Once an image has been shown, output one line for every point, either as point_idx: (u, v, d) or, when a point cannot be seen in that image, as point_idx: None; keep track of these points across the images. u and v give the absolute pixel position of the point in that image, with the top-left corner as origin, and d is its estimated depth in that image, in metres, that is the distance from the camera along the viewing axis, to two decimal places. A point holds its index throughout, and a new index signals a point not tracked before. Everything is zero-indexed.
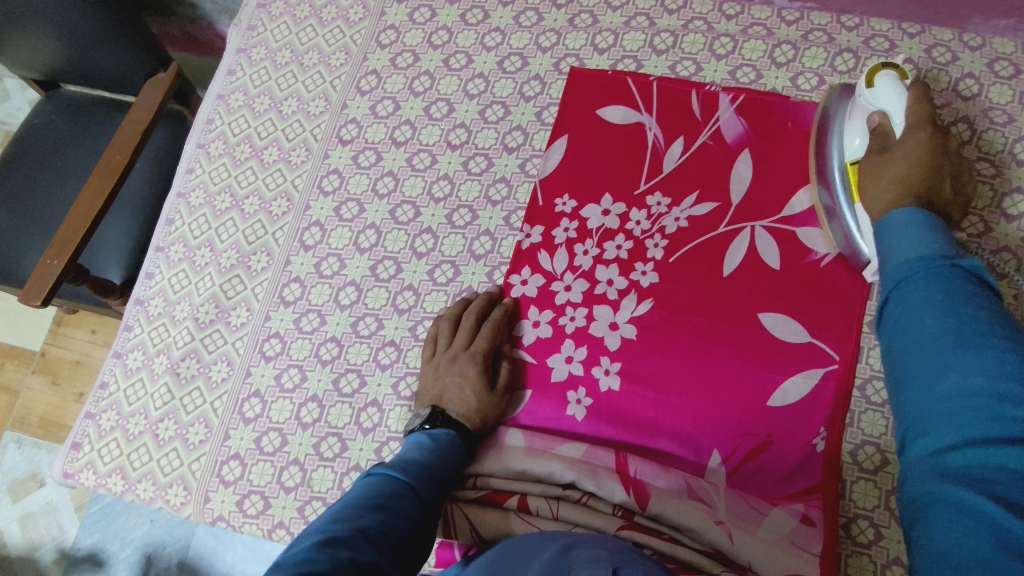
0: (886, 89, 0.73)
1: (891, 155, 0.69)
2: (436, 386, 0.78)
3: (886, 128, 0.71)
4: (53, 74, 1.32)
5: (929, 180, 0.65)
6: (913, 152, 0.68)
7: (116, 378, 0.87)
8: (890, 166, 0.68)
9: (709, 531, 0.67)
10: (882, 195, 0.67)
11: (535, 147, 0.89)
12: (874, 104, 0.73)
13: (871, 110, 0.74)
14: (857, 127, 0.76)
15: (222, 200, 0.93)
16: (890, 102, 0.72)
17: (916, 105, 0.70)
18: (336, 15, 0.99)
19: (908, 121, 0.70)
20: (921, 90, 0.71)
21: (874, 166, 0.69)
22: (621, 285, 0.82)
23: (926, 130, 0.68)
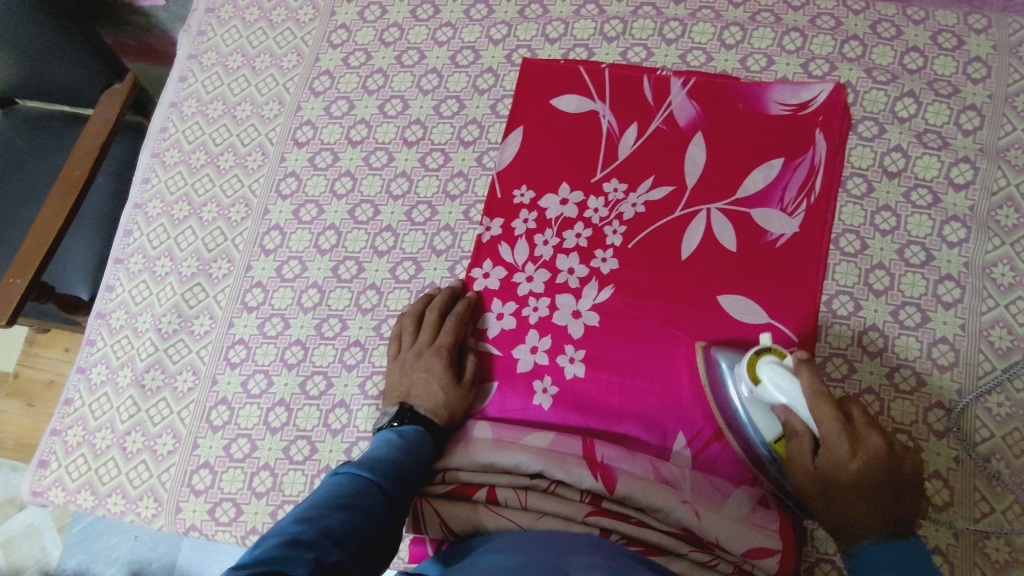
0: (776, 385, 0.66)
1: (826, 466, 0.64)
2: (403, 382, 0.78)
3: (802, 437, 0.66)
4: (7, 91, 1.30)
5: (876, 497, 0.62)
6: (842, 450, 0.63)
7: (81, 394, 0.86)
8: (835, 505, 0.64)
9: (676, 510, 0.68)
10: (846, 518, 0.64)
11: (491, 140, 0.89)
12: (775, 399, 0.66)
13: (770, 405, 0.68)
14: (760, 418, 0.69)
15: (180, 209, 0.92)
16: (791, 398, 0.65)
17: (814, 405, 0.63)
18: (285, 16, 0.99)
19: (823, 428, 0.64)
20: (808, 371, 0.64)
21: (812, 491, 0.66)
22: (582, 273, 0.82)
23: (842, 436, 0.63)
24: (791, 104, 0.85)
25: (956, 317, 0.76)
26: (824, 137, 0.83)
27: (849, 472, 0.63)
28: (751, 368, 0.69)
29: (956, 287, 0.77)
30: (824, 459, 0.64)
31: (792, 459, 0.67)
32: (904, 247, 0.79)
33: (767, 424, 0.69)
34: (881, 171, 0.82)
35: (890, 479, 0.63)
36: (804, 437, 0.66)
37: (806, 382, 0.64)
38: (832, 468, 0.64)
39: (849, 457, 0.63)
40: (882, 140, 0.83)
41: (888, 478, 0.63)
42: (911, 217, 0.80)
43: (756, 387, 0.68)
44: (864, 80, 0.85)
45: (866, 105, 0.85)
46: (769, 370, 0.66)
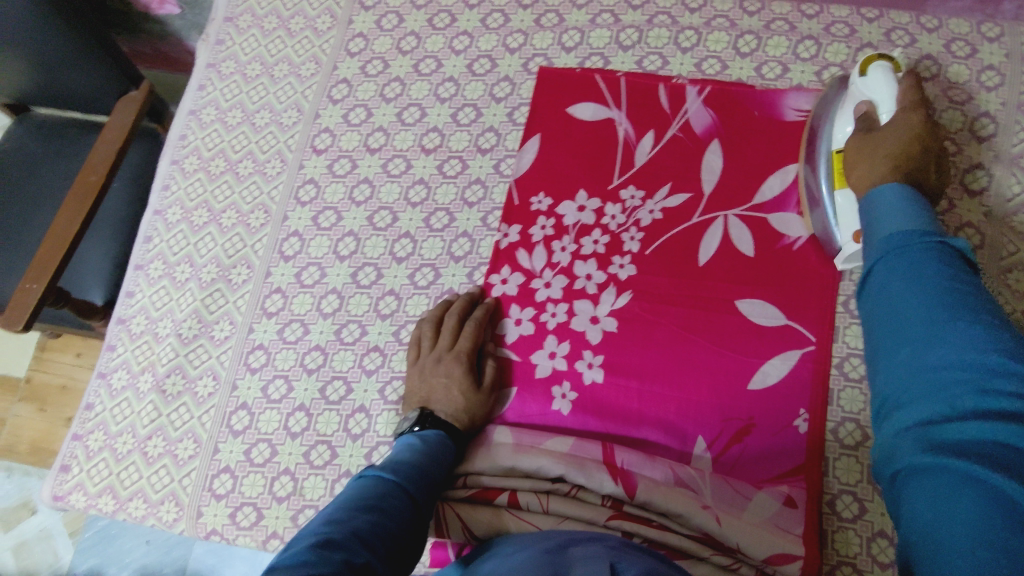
0: (874, 81, 0.76)
1: (875, 135, 0.72)
2: (423, 387, 0.78)
3: (873, 112, 0.74)
4: (24, 98, 1.32)
5: (914, 161, 0.68)
6: (911, 115, 0.72)
7: (102, 399, 0.87)
8: (888, 142, 0.70)
9: (697, 516, 0.68)
10: (885, 161, 0.69)
11: (508, 147, 0.90)
12: (868, 95, 0.76)
13: (860, 98, 0.76)
14: (844, 115, 0.78)
15: (200, 216, 0.93)
16: (882, 93, 0.75)
17: (906, 108, 0.73)
18: (303, 25, 1.00)
19: (900, 102, 0.73)
20: (910, 79, 0.75)
21: (860, 142, 0.73)
22: (599, 279, 0.83)
23: (918, 108, 0.73)
24: (806, 111, 0.86)
25: None
26: None
27: (914, 128, 0.70)
28: (865, 64, 0.78)
29: None
30: (878, 129, 0.73)
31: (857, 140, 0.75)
32: None
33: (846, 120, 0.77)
34: None
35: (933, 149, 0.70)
36: (875, 122, 0.74)
37: (906, 83, 0.74)
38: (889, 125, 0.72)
39: (902, 125, 0.71)
40: None
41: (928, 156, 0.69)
42: None
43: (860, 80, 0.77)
44: None
45: None
46: (878, 66, 0.76)
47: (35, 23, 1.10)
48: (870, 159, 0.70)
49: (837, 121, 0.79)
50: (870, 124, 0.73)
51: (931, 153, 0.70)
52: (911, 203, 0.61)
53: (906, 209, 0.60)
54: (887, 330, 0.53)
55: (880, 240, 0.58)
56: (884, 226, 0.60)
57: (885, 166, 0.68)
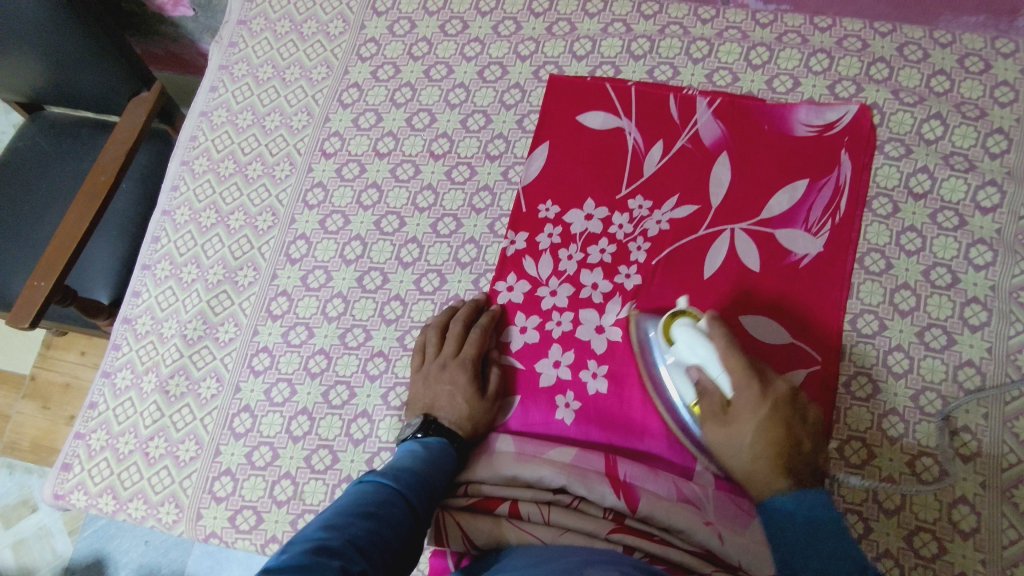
0: (689, 345, 0.72)
1: (738, 419, 0.69)
2: (427, 394, 0.78)
3: (714, 384, 0.71)
4: (37, 97, 1.33)
5: (781, 452, 0.67)
6: (750, 397, 0.68)
7: (105, 399, 0.87)
8: (747, 441, 0.68)
9: (700, 532, 0.67)
10: (754, 461, 0.68)
11: (518, 155, 0.90)
12: (691, 360, 0.72)
13: (686, 367, 0.73)
14: (681, 384, 0.74)
15: (208, 217, 0.93)
16: (703, 356, 0.71)
17: (727, 361, 0.69)
18: (316, 29, 1.00)
19: (733, 375, 0.69)
20: (722, 333, 0.70)
21: (723, 437, 0.70)
22: (605, 289, 0.82)
23: (749, 383, 0.69)
24: (817, 125, 0.86)
25: (982, 341, 0.76)
26: (850, 157, 0.84)
27: (758, 413, 0.68)
28: (669, 327, 0.75)
29: (982, 311, 0.77)
30: (735, 413, 0.69)
31: (704, 412, 0.71)
32: (931, 268, 0.79)
33: (687, 389, 0.73)
34: (907, 192, 0.82)
35: (790, 416, 0.69)
36: (720, 396, 0.71)
37: (721, 343, 0.70)
38: (744, 419, 0.69)
39: (758, 399, 0.68)
40: (908, 160, 0.83)
41: (789, 437, 0.68)
42: (937, 238, 0.80)
43: (673, 350, 0.74)
44: (891, 102, 0.86)
45: (892, 126, 0.85)
46: (682, 330, 0.72)
47: (48, 22, 1.10)
48: (738, 453, 0.69)
49: (670, 379, 0.75)
50: (715, 401, 0.71)
51: (794, 425, 0.69)
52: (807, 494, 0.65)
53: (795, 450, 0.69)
54: (781, 534, 0.64)
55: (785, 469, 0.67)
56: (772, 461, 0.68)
57: (766, 466, 0.68)
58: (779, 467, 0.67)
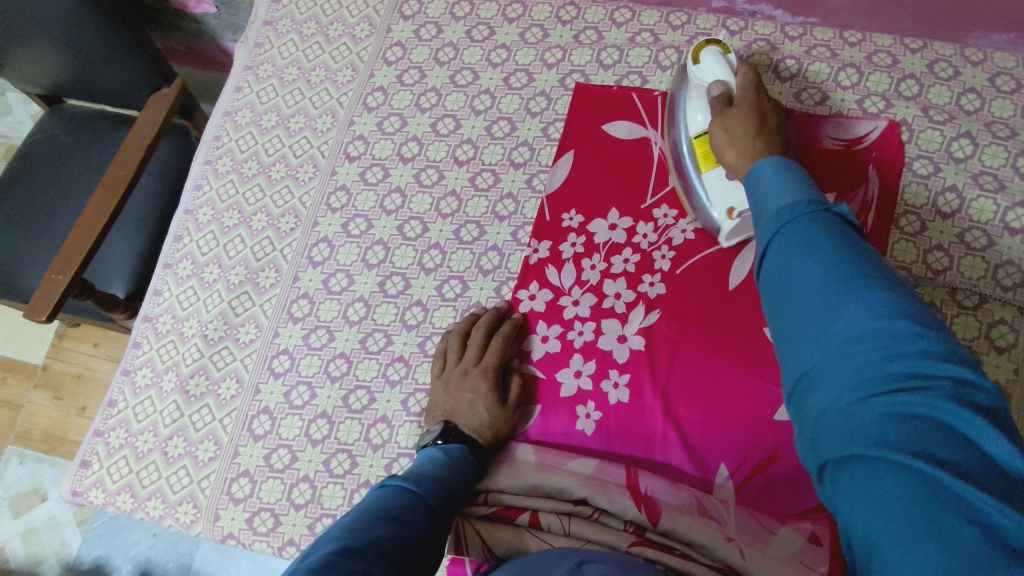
0: (711, 66, 0.78)
1: (727, 115, 0.73)
2: (448, 402, 0.78)
3: (725, 93, 0.76)
4: (58, 89, 1.33)
5: (766, 132, 0.70)
6: (754, 96, 0.74)
7: (125, 396, 0.87)
8: (739, 120, 0.71)
9: (721, 547, 0.66)
10: (736, 135, 0.70)
11: (542, 163, 0.90)
12: (705, 78, 0.78)
13: (703, 84, 0.78)
14: (695, 103, 0.79)
15: (230, 217, 0.93)
16: (727, 73, 0.77)
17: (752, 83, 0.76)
18: (342, 32, 1.00)
19: (747, 84, 0.75)
20: (746, 69, 0.77)
21: (716, 116, 0.74)
22: (628, 298, 0.82)
23: (755, 99, 0.74)
24: (844, 139, 0.85)
25: (1009, 363, 0.75)
26: (877, 173, 0.83)
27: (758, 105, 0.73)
28: (696, 54, 0.80)
29: (1009, 332, 0.77)
30: (735, 106, 0.74)
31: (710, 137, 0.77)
32: (957, 288, 0.79)
33: (698, 104, 0.79)
34: (935, 211, 0.82)
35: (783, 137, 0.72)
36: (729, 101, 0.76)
37: (742, 75, 0.77)
38: (745, 103, 0.73)
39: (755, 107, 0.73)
40: (937, 179, 0.83)
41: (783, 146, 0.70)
42: (965, 258, 0.80)
43: (696, 69, 0.79)
44: (920, 119, 0.85)
45: (921, 144, 0.84)
46: (707, 53, 0.78)
47: (69, 12, 1.10)
48: (726, 132, 0.72)
49: (688, 108, 0.81)
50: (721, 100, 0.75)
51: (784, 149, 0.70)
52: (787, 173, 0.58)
53: (785, 186, 0.57)
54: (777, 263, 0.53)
55: (771, 218, 0.55)
56: (766, 205, 0.57)
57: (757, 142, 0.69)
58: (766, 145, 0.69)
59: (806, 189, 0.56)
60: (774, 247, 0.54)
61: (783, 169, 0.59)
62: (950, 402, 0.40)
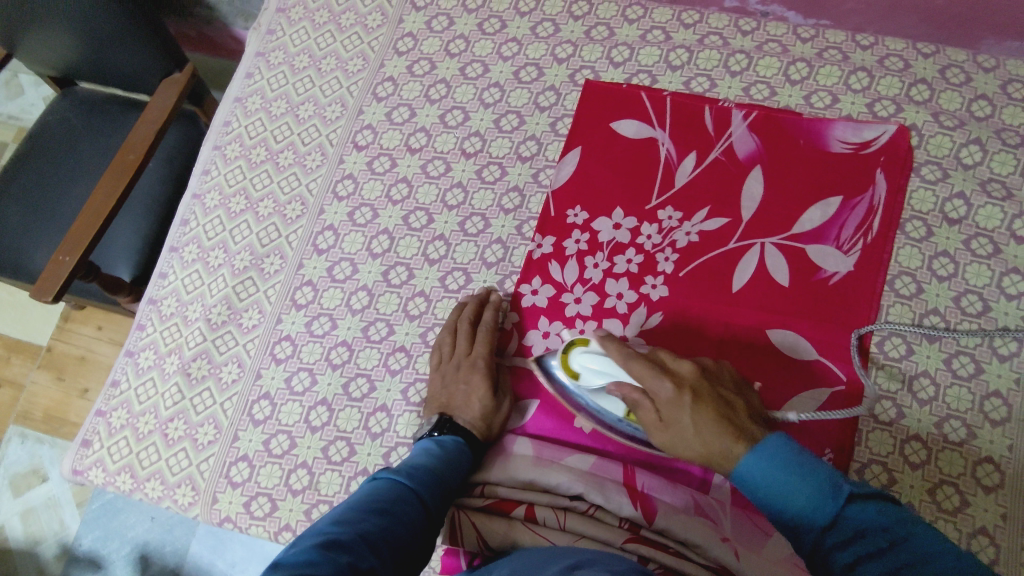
0: (592, 372, 0.71)
1: (670, 420, 0.66)
2: (444, 393, 0.78)
3: (633, 398, 0.68)
4: (70, 72, 1.34)
5: (710, 403, 0.65)
6: (667, 393, 0.66)
7: (128, 377, 0.88)
8: (683, 429, 0.64)
9: (715, 546, 0.67)
10: (705, 446, 0.63)
11: (549, 158, 0.90)
12: (602, 377, 0.70)
13: (597, 389, 0.72)
14: (607, 403, 0.73)
15: (237, 203, 0.93)
16: (612, 374, 0.69)
17: (629, 363, 0.67)
18: (354, 21, 1.00)
19: (642, 381, 0.66)
20: (614, 342, 0.69)
21: (666, 437, 0.66)
22: (631, 298, 0.82)
23: (659, 376, 0.66)
24: (853, 143, 0.85)
25: (1011, 371, 0.75)
26: (885, 177, 0.83)
27: (685, 408, 0.64)
28: (563, 364, 0.73)
29: (1013, 340, 0.76)
30: (664, 415, 0.66)
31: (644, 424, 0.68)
32: (961, 295, 0.78)
33: (613, 405, 0.72)
34: (941, 217, 0.81)
35: (713, 392, 0.66)
36: (642, 399, 0.67)
37: (614, 351, 0.68)
38: (669, 408, 0.66)
39: (675, 393, 0.65)
40: (945, 185, 0.83)
41: (713, 392, 0.66)
42: (970, 265, 0.79)
43: (578, 381, 0.72)
44: (930, 124, 0.85)
45: (930, 149, 0.84)
46: (580, 356, 0.71)
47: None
48: (685, 442, 0.64)
49: (598, 396, 0.73)
50: (650, 413, 0.67)
51: (717, 391, 0.66)
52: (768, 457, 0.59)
53: (794, 482, 0.57)
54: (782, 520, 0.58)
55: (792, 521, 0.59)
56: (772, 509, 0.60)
57: (710, 427, 0.63)
58: (720, 425, 0.63)
59: (806, 456, 0.58)
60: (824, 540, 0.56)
61: (780, 445, 0.59)
62: None
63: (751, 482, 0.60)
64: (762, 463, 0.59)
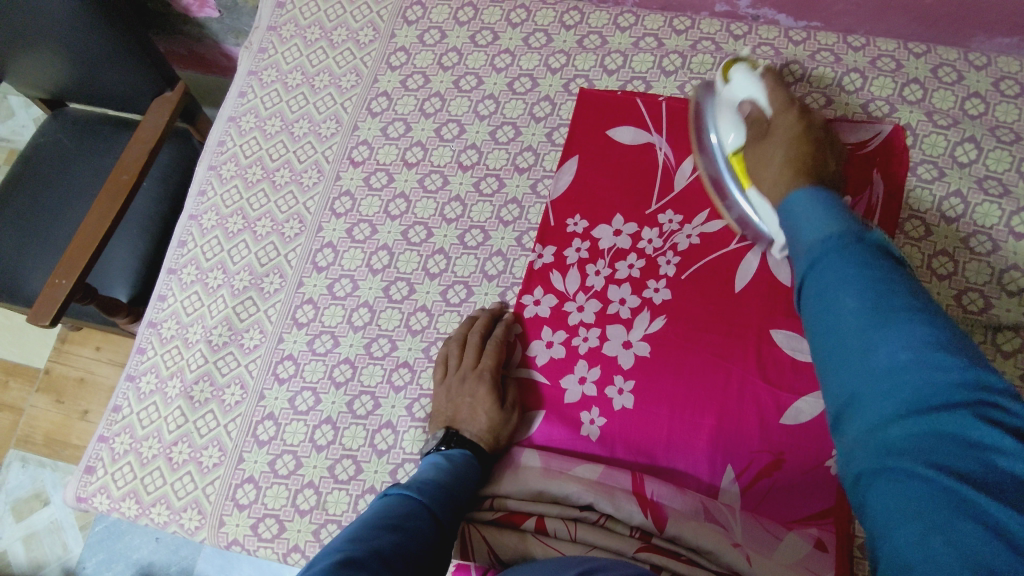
0: (742, 81, 0.81)
1: (772, 136, 0.75)
2: (450, 407, 0.78)
3: (757, 116, 0.78)
4: (61, 94, 1.33)
5: (805, 146, 0.73)
6: (786, 120, 0.76)
7: (129, 402, 0.87)
8: (772, 146, 0.75)
9: (727, 552, 0.67)
10: (777, 179, 0.73)
11: (546, 168, 0.90)
12: (742, 95, 0.80)
13: (736, 110, 0.81)
14: (727, 125, 0.81)
15: (235, 222, 0.93)
16: (753, 91, 0.79)
17: (781, 107, 0.77)
18: (346, 37, 1.00)
19: (775, 104, 0.77)
20: (772, 76, 0.79)
21: (757, 151, 0.76)
22: (633, 304, 0.82)
23: (789, 107, 0.76)
24: (849, 144, 0.85)
25: (1014, 367, 0.75)
26: (882, 177, 0.83)
27: (793, 128, 0.74)
28: (726, 73, 0.83)
29: (1015, 337, 0.76)
30: (769, 137, 0.76)
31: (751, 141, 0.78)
32: (962, 293, 0.79)
33: (734, 129, 0.81)
34: (939, 215, 0.82)
35: (816, 142, 0.74)
36: (765, 121, 0.78)
37: (767, 83, 0.79)
38: (777, 119, 0.76)
39: (791, 122, 0.75)
40: (941, 183, 0.83)
41: (818, 155, 0.73)
42: (969, 263, 0.80)
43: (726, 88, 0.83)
44: (924, 124, 0.85)
45: (925, 149, 0.84)
46: (737, 71, 0.81)
47: (66, 7, 1.09)
48: (774, 148, 0.75)
49: (720, 126, 0.82)
50: (759, 127, 0.78)
51: (822, 147, 0.74)
52: (824, 203, 0.59)
53: (821, 216, 0.58)
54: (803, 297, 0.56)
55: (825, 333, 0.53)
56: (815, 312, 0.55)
57: (787, 163, 0.72)
58: (802, 157, 0.72)
59: (849, 219, 0.57)
60: (809, 279, 0.56)
61: (819, 198, 0.60)
62: (958, 519, 0.38)
63: (791, 211, 0.61)
64: (806, 199, 0.60)
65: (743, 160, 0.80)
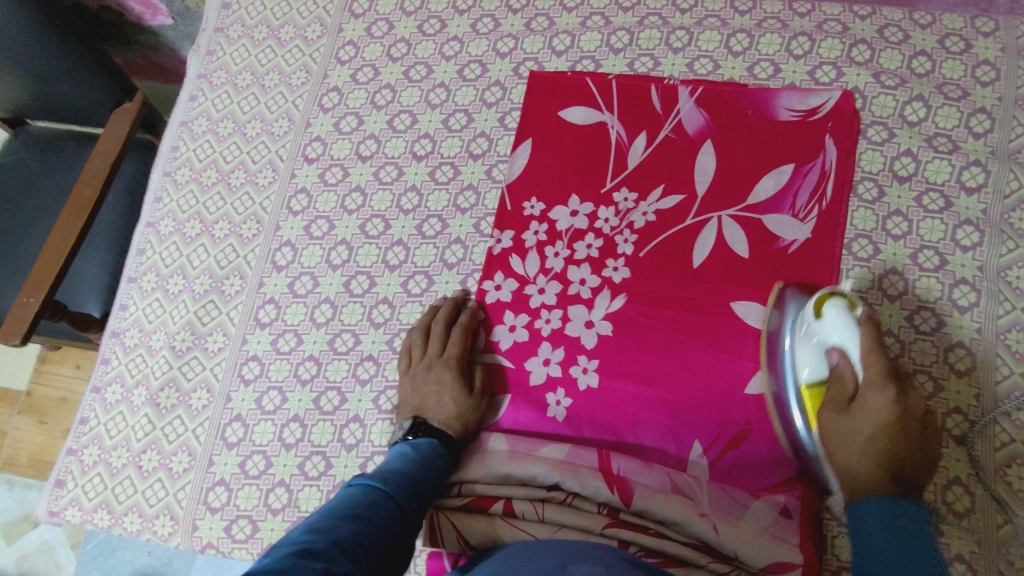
0: (836, 326, 0.69)
1: (853, 417, 0.68)
2: (416, 396, 0.78)
3: (844, 374, 0.69)
4: (20, 113, 1.32)
5: (894, 444, 0.66)
6: (879, 399, 0.66)
7: (96, 414, 0.87)
8: (850, 428, 0.68)
9: (694, 523, 0.67)
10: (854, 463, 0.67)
11: (500, 152, 0.89)
12: (826, 338, 0.70)
13: (821, 346, 0.71)
14: (806, 356, 0.72)
15: (192, 227, 0.93)
16: (844, 340, 0.69)
17: (869, 355, 0.67)
18: (293, 34, 1.00)
19: (871, 370, 0.67)
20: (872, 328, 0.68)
21: (837, 424, 0.69)
22: (593, 284, 0.82)
23: (885, 385, 0.66)
24: (800, 110, 0.85)
25: (972, 321, 0.76)
26: (834, 142, 0.83)
27: (885, 418, 0.66)
28: (817, 304, 0.71)
29: (971, 291, 0.77)
30: (853, 412, 0.68)
31: (826, 399, 0.70)
32: (918, 251, 0.79)
33: (813, 364, 0.72)
34: (891, 175, 0.82)
35: (904, 440, 0.66)
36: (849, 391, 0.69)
37: (864, 335, 0.68)
38: (869, 411, 0.67)
39: (880, 414, 0.66)
40: (891, 144, 0.83)
41: (905, 439, 0.66)
42: (924, 222, 0.80)
43: (814, 323, 0.71)
44: (872, 85, 0.85)
45: (875, 110, 0.84)
46: (832, 308, 0.69)
47: (14, 23, 1.07)
48: (846, 445, 0.68)
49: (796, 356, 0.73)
50: (842, 389, 0.69)
51: (908, 440, 0.66)
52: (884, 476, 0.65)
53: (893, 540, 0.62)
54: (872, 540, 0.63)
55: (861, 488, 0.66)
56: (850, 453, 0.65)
57: (875, 450, 0.66)
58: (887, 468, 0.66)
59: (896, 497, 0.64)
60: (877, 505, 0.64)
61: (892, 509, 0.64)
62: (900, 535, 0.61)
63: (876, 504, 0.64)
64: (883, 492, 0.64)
65: (817, 397, 0.71)
